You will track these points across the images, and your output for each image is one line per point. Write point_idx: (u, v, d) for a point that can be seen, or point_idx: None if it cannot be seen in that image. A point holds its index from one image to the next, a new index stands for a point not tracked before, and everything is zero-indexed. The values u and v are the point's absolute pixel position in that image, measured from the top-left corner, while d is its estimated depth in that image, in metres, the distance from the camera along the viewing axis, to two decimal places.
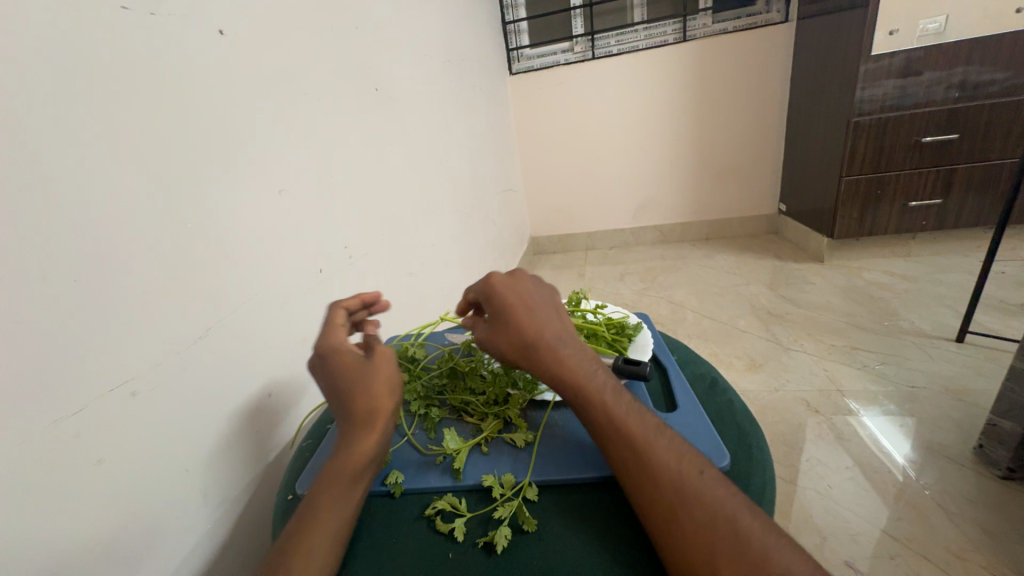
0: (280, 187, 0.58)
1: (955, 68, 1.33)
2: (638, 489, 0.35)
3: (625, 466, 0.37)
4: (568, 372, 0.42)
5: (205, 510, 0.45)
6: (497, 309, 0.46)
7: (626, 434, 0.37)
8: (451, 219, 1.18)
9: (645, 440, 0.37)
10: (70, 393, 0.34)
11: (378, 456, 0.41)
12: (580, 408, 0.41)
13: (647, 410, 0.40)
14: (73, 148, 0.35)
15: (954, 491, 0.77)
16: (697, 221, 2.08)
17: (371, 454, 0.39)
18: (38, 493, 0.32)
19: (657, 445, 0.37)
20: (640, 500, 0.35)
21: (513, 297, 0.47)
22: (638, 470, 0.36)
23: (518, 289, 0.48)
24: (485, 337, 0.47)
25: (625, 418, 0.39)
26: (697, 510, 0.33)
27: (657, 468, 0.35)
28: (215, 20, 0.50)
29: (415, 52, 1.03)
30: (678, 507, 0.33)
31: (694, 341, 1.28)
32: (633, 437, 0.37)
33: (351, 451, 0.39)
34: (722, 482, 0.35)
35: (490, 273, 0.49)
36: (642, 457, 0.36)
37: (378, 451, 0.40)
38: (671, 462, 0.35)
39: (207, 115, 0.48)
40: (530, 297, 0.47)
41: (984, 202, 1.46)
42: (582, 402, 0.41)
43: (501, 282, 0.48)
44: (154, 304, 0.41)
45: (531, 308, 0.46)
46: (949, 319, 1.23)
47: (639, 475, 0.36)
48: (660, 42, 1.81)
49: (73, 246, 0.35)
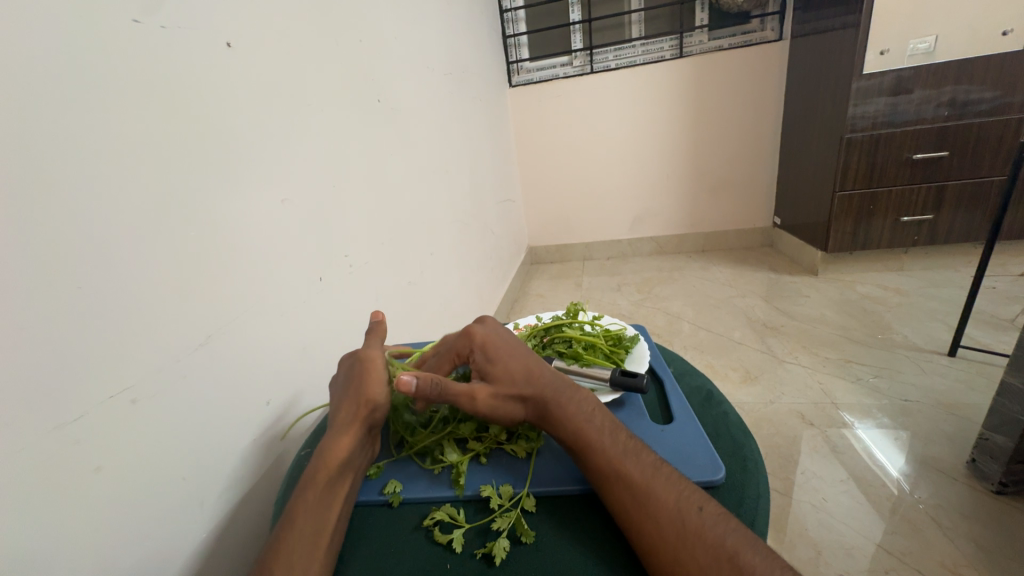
0: (282, 197, 0.59)
1: (944, 88, 1.37)
2: (639, 530, 0.35)
3: (624, 506, 0.37)
4: (566, 415, 0.43)
5: (198, 524, 0.44)
6: (486, 361, 0.48)
7: (622, 476, 0.38)
8: (450, 229, 1.19)
9: (645, 480, 0.38)
10: (72, 400, 0.34)
11: (362, 457, 0.43)
12: (579, 446, 0.41)
13: (643, 448, 0.41)
14: (84, 159, 0.36)
15: (947, 505, 0.78)
16: (694, 233, 2.10)
17: (349, 454, 0.41)
18: (35, 503, 0.32)
19: (654, 485, 0.37)
20: (642, 540, 0.35)
21: (524, 363, 0.47)
22: (639, 511, 0.36)
23: (517, 353, 0.48)
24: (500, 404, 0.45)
25: (624, 460, 0.39)
26: (698, 551, 0.33)
27: (655, 508, 0.36)
28: (223, 33, 0.51)
29: (417, 64, 1.05)
30: (680, 549, 0.34)
31: (690, 352, 1.29)
32: (631, 478, 0.38)
33: (327, 453, 0.41)
34: (721, 518, 0.36)
35: (483, 336, 0.49)
36: (640, 498, 0.36)
37: (361, 450, 0.43)
38: (670, 502, 0.36)
39: (211, 126, 0.48)
40: (512, 343, 0.50)
41: (973, 217, 1.49)
42: (582, 448, 0.41)
43: (485, 330, 0.50)
44: (156, 312, 0.41)
45: (520, 357, 0.48)
46: (941, 333, 1.24)
47: (640, 515, 0.36)
48: (657, 57, 1.85)
49: (80, 253, 0.35)
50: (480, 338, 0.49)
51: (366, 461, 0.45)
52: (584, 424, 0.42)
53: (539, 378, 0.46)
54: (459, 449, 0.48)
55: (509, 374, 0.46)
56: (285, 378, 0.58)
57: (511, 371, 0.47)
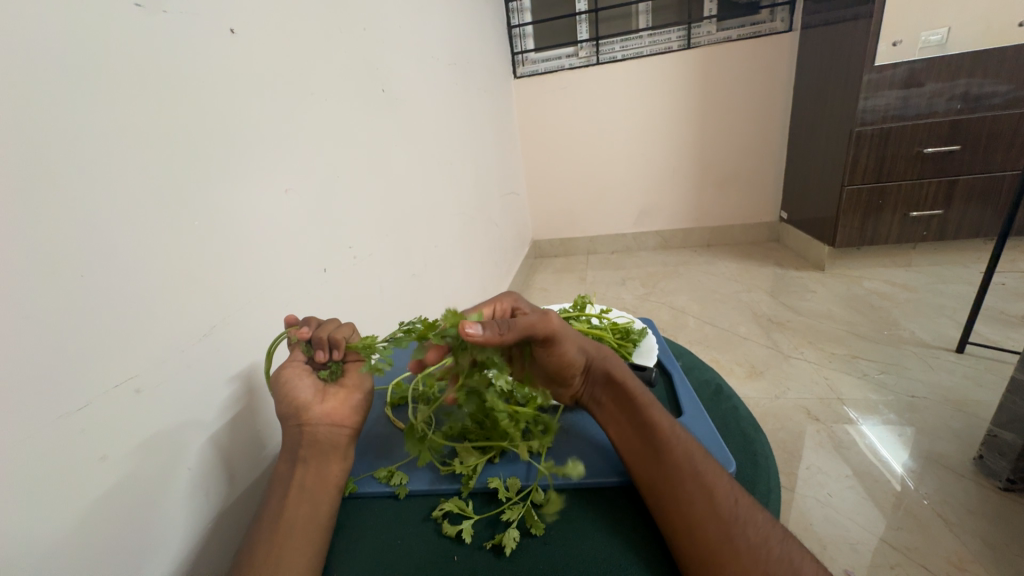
0: (285, 187, 0.58)
1: (957, 80, 1.34)
2: (697, 499, 0.36)
3: (680, 478, 0.37)
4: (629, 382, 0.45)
5: (204, 513, 0.44)
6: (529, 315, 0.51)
7: (683, 448, 0.39)
8: (454, 221, 1.18)
9: (700, 457, 0.39)
10: (76, 391, 0.34)
11: (317, 439, 0.42)
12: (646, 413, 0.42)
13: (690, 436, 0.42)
14: (84, 146, 0.35)
15: (954, 501, 0.77)
16: (699, 227, 2.09)
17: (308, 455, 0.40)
18: (43, 490, 0.32)
19: (703, 466, 0.38)
20: (700, 509, 0.36)
21: None
22: (696, 484, 0.37)
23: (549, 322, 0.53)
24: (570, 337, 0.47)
25: (683, 438, 0.40)
26: (750, 530, 0.35)
27: (713, 482, 0.37)
28: (227, 19, 0.50)
29: (422, 54, 1.03)
30: (733, 523, 0.35)
31: (695, 347, 1.28)
32: (690, 452, 0.39)
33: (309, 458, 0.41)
34: (757, 510, 0.37)
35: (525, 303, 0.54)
36: (697, 472, 0.38)
37: (305, 435, 0.41)
38: (723, 481, 0.38)
39: (212, 112, 0.48)
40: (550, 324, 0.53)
41: (984, 213, 1.47)
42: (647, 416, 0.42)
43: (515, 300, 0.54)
44: (162, 302, 0.41)
45: None
46: (950, 330, 1.23)
47: (697, 485, 0.37)
48: (665, 48, 1.82)
49: (86, 241, 0.35)
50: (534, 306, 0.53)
51: (342, 435, 0.43)
52: (647, 397, 0.44)
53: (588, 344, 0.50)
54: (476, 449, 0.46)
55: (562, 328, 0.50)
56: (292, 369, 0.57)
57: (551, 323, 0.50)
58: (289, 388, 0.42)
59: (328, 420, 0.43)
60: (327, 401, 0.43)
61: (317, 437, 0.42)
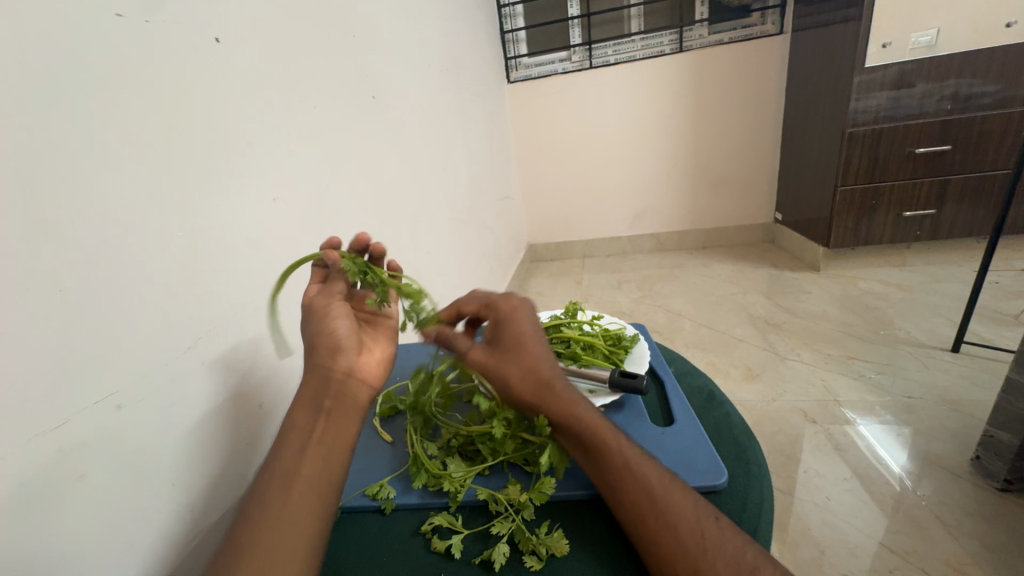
0: (272, 196, 0.57)
1: (947, 81, 1.35)
2: (654, 536, 0.34)
3: (639, 512, 0.35)
4: (573, 404, 0.41)
5: (187, 530, 0.43)
6: (506, 327, 0.45)
7: (640, 479, 0.37)
8: (448, 226, 1.18)
9: (661, 484, 0.37)
10: (57, 406, 0.34)
11: (343, 390, 0.42)
12: (595, 440, 0.39)
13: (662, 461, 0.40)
14: (60, 153, 0.35)
15: (952, 503, 0.77)
16: (694, 229, 2.09)
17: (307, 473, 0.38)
18: (19, 507, 0.31)
19: (671, 494, 0.36)
20: (656, 550, 0.34)
21: (523, 332, 0.45)
22: (655, 518, 0.35)
23: (524, 325, 0.45)
24: (492, 364, 0.44)
25: (643, 466, 0.38)
26: (720, 564, 0.33)
27: (675, 515, 0.35)
28: (211, 28, 0.50)
29: (413, 60, 1.03)
30: (701, 560, 0.33)
31: (691, 350, 1.28)
32: (649, 480, 0.37)
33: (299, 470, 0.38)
34: (736, 537, 0.35)
35: (512, 300, 0.48)
36: (660, 505, 0.35)
37: (332, 383, 0.41)
38: (689, 511, 0.35)
39: (196, 121, 0.47)
40: (539, 325, 0.46)
41: (977, 212, 1.48)
42: (597, 444, 0.39)
43: (514, 304, 0.47)
44: (143, 314, 0.40)
45: (529, 334, 0.45)
46: (945, 329, 1.23)
47: (654, 521, 0.35)
48: (657, 52, 1.83)
49: (62, 252, 0.34)
50: (512, 306, 0.47)
51: (365, 391, 0.43)
52: (599, 420, 0.41)
53: (547, 362, 0.44)
54: (465, 463, 0.45)
55: (517, 342, 0.44)
56: (281, 379, 0.56)
57: (525, 345, 0.44)
58: (327, 329, 0.43)
59: (355, 372, 0.43)
60: (361, 353, 0.44)
61: (343, 387, 0.42)
